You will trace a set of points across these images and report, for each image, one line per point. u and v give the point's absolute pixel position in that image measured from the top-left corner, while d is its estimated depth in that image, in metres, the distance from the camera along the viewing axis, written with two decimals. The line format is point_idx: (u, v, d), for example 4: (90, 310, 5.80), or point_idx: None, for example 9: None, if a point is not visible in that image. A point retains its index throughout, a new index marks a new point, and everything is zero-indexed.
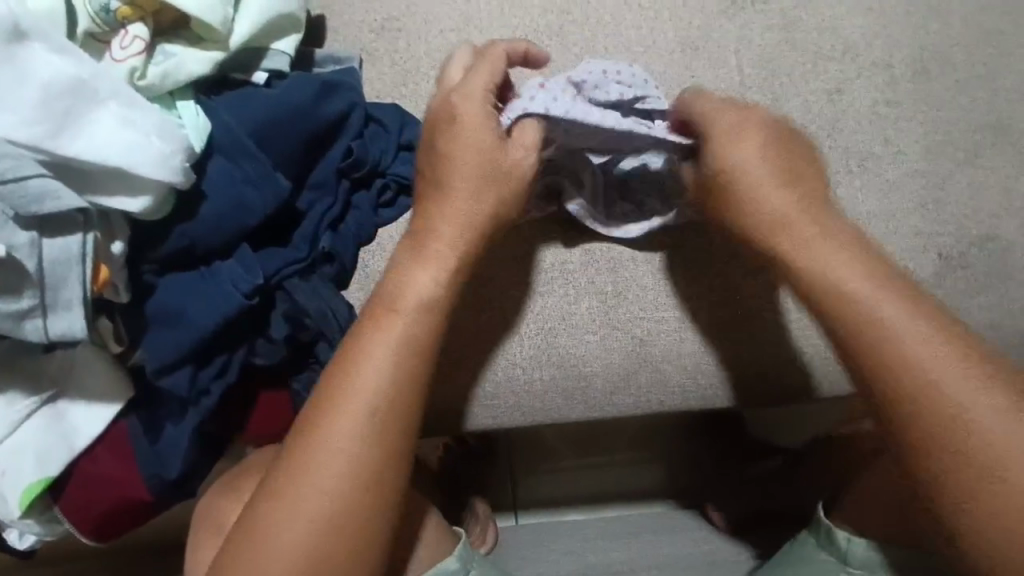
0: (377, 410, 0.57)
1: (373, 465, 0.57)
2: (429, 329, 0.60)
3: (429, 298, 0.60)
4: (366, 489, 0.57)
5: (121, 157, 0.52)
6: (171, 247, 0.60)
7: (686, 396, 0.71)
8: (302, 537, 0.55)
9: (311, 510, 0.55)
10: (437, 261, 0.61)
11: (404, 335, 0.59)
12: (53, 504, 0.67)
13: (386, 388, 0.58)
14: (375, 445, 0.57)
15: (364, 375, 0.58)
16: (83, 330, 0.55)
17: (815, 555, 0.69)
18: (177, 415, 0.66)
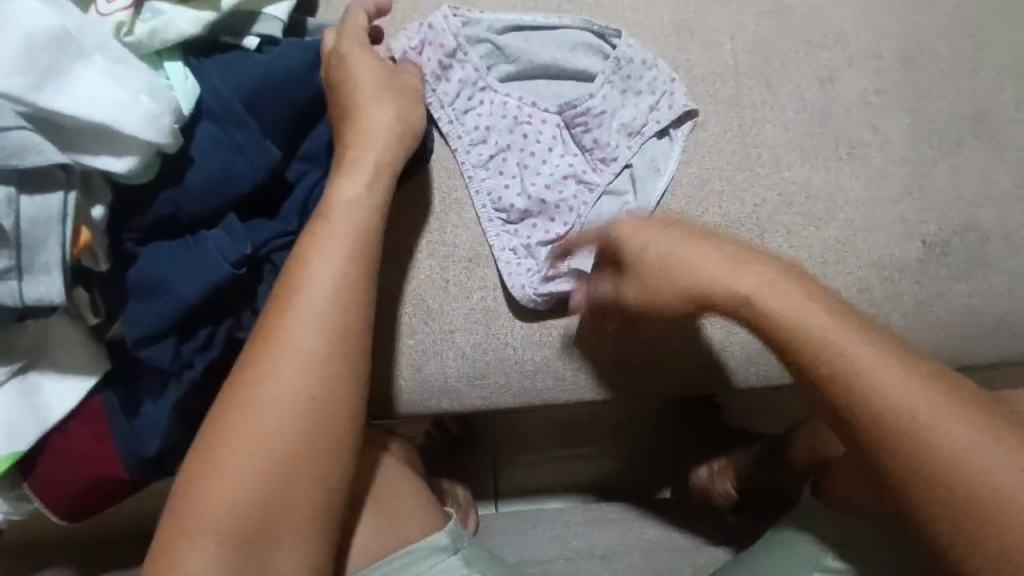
0: (319, 327, 0.56)
1: (307, 408, 0.54)
2: (358, 250, 0.58)
3: (364, 213, 0.59)
4: (314, 424, 0.54)
5: (108, 114, 0.50)
6: (157, 213, 0.59)
7: (671, 375, 0.71)
8: (240, 497, 0.52)
9: (249, 453, 0.53)
10: (363, 171, 0.60)
11: (341, 259, 0.57)
12: (23, 482, 0.65)
13: (324, 318, 0.56)
14: (321, 364, 0.55)
15: (294, 304, 0.56)
16: (62, 295, 0.52)
17: (795, 533, 0.69)
18: (158, 390, 0.64)
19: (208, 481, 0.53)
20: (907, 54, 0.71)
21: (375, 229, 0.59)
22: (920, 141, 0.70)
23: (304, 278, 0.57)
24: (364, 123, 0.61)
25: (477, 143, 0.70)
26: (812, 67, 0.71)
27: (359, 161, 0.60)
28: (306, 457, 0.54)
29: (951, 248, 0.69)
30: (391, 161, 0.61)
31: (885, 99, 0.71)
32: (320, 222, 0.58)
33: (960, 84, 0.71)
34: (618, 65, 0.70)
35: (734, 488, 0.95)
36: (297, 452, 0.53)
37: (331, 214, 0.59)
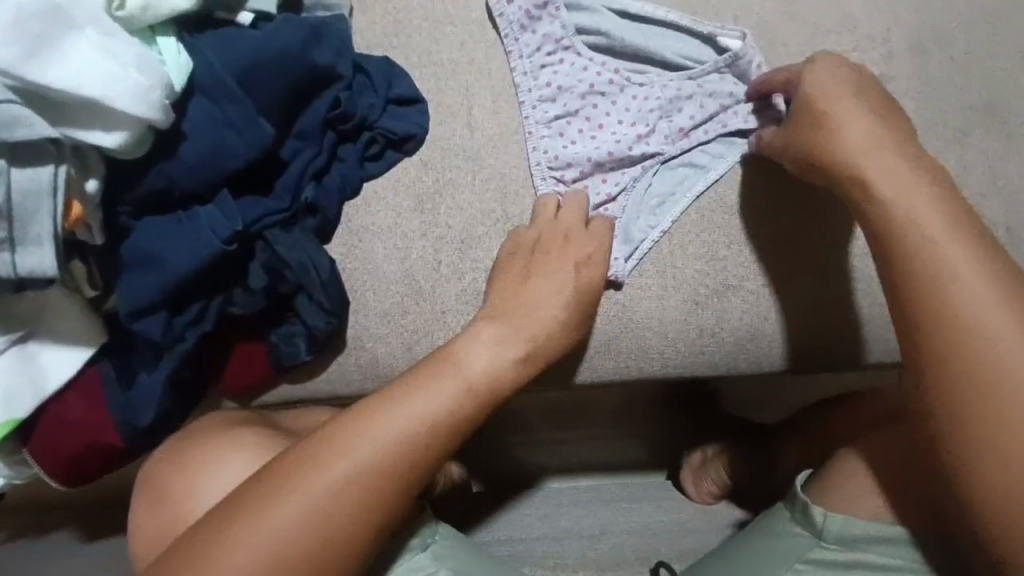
0: (415, 454, 0.55)
1: (354, 505, 0.53)
2: (460, 411, 0.57)
3: (488, 377, 0.59)
4: (354, 517, 0.53)
5: (98, 88, 0.50)
6: (149, 188, 0.59)
7: (664, 363, 0.71)
8: (248, 544, 0.52)
9: (276, 546, 0.52)
10: (509, 345, 0.61)
11: (441, 409, 0.57)
12: (22, 446, 0.67)
13: (415, 462, 0.55)
14: (394, 480, 0.55)
15: (383, 427, 0.55)
16: (54, 267, 0.53)
17: (788, 528, 0.66)
18: (152, 362, 0.65)
19: (230, 547, 0.52)
20: (916, 39, 0.69)
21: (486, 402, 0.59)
22: (926, 129, 0.68)
23: (420, 401, 0.57)
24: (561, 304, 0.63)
25: (546, 99, 0.70)
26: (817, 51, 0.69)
27: (505, 316, 0.62)
28: (324, 538, 0.53)
29: None
30: (550, 307, 0.63)
31: (892, 86, 0.69)
32: (441, 367, 0.59)
33: (971, 72, 0.69)
34: (733, 61, 0.69)
35: (727, 476, 0.95)
36: (320, 525, 0.53)
37: (452, 367, 0.59)
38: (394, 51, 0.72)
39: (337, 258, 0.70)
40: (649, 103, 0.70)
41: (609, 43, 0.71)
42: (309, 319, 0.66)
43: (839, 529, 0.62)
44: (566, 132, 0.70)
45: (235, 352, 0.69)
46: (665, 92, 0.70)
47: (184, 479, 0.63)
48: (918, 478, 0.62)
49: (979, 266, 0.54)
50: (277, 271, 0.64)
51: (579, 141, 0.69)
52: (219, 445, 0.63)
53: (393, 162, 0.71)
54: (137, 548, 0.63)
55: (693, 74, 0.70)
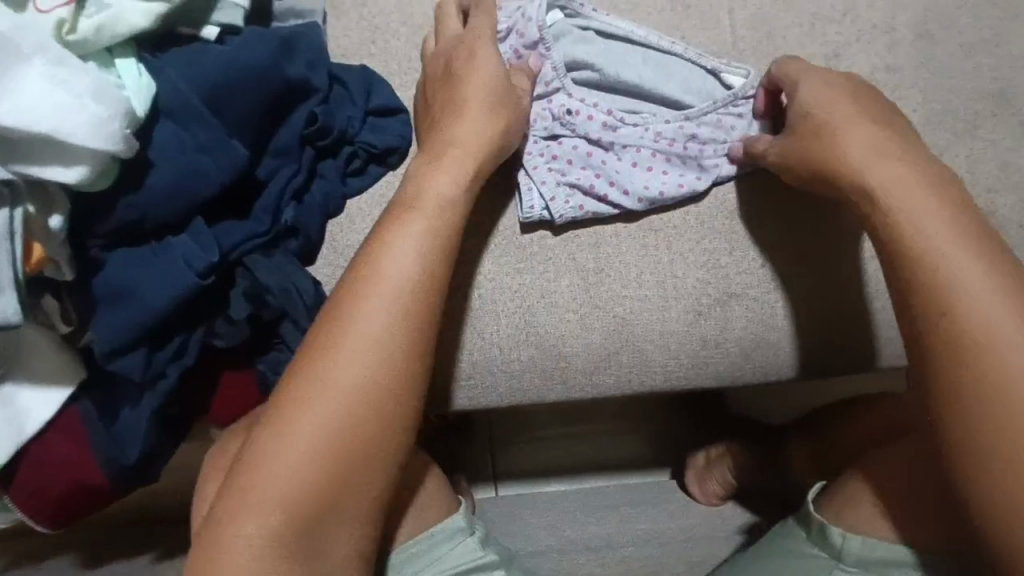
0: (397, 289, 0.54)
1: (379, 360, 0.52)
2: (432, 236, 0.56)
3: (451, 194, 0.58)
4: (385, 373, 0.52)
5: (50, 121, 0.47)
6: (118, 220, 0.56)
7: (668, 376, 0.68)
8: (300, 457, 0.50)
9: (313, 429, 0.50)
10: (455, 161, 0.59)
11: (417, 246, 0.55)
12: (5, 490, 0.64)
13: (398, 289, 0.54)
14: (392, 318, 0.53)
15: (360, 304, 0.53)
16: (17, 313, 0.49)
17: (804, 550, 0.63)
18: (134, 398, 0.62)
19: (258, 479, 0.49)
20: (922, 26, 0.65)
21: (455, 217, 0.58)
22: (935, 121, 0.64)
23: (391, 238, 0.55)
24: (479, 113, 0.60)
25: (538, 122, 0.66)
26: (818, 43, 0.66)
27: (445, 178, 0.58)
28: (371, 406, 0.51)
29: None
30: (487, 128, 0.60)
31: (897, 76, 0.65)
32: (405, 210, 0.57)
33: (980, 59, 0.65)
34: (733, 100, 0.65)
35: (733, 476, 0.92)
36: (358, 396, 0.51)
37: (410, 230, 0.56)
38: (372, 58, 0.68)
39: (323, 280, 0.67)
40: (645, 149, 0.66)
41: (602, 79, 0.66)
42: (296, 346, 0.63)
43: (857, 551, 0.60)
44: (566, 181, 0.65)
45: (220, 384, 0.66)
46: (661, 136, 0.66)
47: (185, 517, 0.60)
48: (938, 498, 0.59)
49: (988, 272, 0.52)
50: (258, 299, 0.61)
51: (578, 196, 0.65)
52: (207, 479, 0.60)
53: (376, 177, 0.67)
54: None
55: (690, 114, 0.66)
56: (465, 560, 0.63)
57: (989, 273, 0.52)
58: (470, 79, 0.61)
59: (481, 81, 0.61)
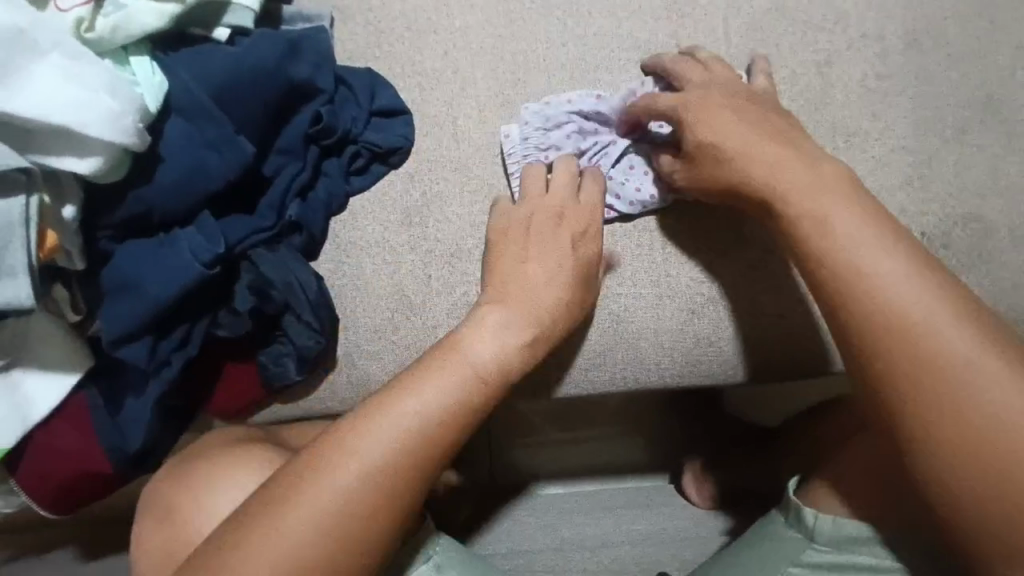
0: (421, 452, 0.55)
1: (380, 508, 0.54)
2: (463, 406, 0.57)
3: (489, 362, 0.59)
4: (372, 524, 0.53)
5: (67, 115, 0.49)
6: (128, 212, 0.58)
7: (661, 373, 0.70)
8: (271, 561, 0.51)
9: (291, 540, 0.52)
10: (512, 326, 0.61)
11: (445, 406, 0.57)
12: (12, 475, 0.66)
13: (420, 453, 0.55)
14: (402, 475, 0.54)
15: (426, 388, 0.57)
16: (30, 298, 0.51)
17: (783, 532, 0.64)
18: (138, 387, 0.64)
19: (284, 526, 0.52)
20: (911, 35, 0.67)
21: (494, 390, 0.60)
22: (923, 128, 0.66)
23: (426, 392, 0.57)
24: (540, 271, 0.63)
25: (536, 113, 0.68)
26: (810, 50, 0.67)
27: (507, 302, 0.62)
28: (356, 539, 0.53)
29: (953, 240, 0.65)
30: (550, 283, 0.63)
31: (887, 84, 0.66)
32: (441, 365, 0.59)
33: (969, 67, 0.66)
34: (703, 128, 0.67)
35: (726, 478, 0.92)
36: (352, 531, 0.53)
37: (459, 357, 0.59)
38: (376, 62, 0.70)
39: (325, 274, 0.68)
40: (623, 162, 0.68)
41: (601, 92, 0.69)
42: (297, 338, 0.65)
43: (833, 532, 0.61)
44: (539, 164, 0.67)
45: (224, 375, 0.67)
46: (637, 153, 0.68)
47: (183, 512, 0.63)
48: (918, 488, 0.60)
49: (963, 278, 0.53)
50: (262, 292, 0.63)
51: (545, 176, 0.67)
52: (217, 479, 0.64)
53: (379, 175, 0.69)
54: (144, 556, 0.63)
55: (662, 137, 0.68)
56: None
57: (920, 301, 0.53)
58: (534, 238, 0.64)
59: (547, 236, 0.64)
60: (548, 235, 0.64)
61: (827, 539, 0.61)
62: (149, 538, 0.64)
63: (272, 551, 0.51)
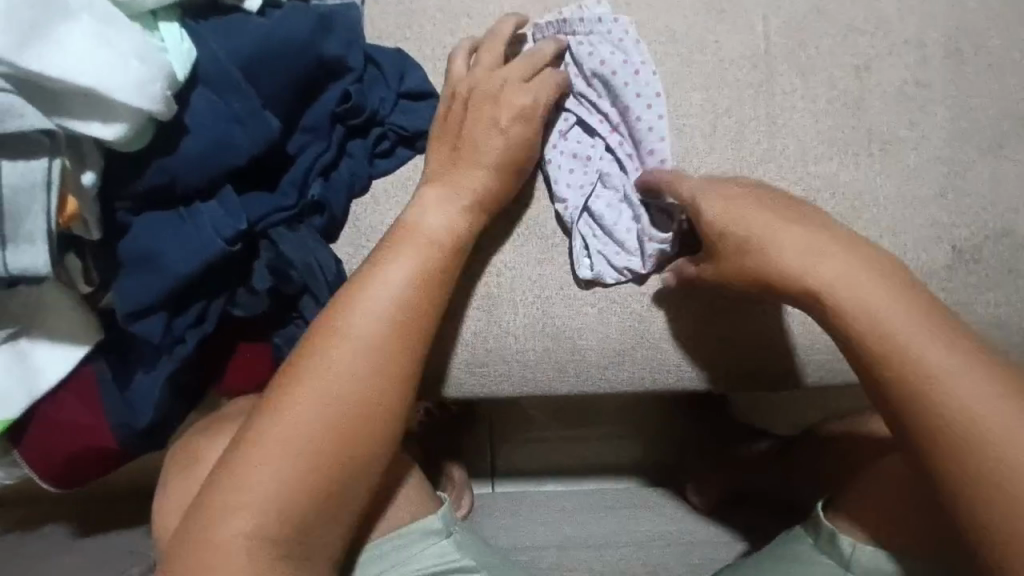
0: (384, 313, 0.55)
1: (366, 381, 0.53)
2: (426, 270, 0.58)
3: (444, 231, 0.60)
4: (365, 394, 0.53)
5: (95, 79, 0.47)
6: (149, 183, 0.56)
7: (681, 376, 0.68)
8: (283, 470, 0.50)
9: (296, 439, 0.51)
10: (459, 185, 0.61)
11: (406, 270, 0.57)
12: (16, 446, 0.65)
13: (388, 316, 0.55)
14: (375, 342, 0.54)
15: (389, 261, 0.57)
16: (47, 266, 0.50)
17: (812, 556, 0.63)
18: (150, 363, 0.62)
19: (278, 428, 0.51)
20: (953, 44, 0.66)
21: (453, 254, 0.60)
22: (959, 138, 0.65)
23: (384, 262, 0.57)
24: (490, 135, 0.62)
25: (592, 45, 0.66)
26: (849, 54, 0.66)
27: (462, 161, 0.62)
28: (361, 415, 0.53)
29: (983, 254, 0.64)
30: (496, 157, 0.62)
31: (926, 92, 0.65)
32: (396, 239, 0.59)
33: (1009, 79, 0.65)
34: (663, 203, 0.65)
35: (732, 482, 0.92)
36: (346, 404, 0.52)
37: (411, 229, 0.59)
38: (407, 43, 0.69)
39: (344, 258, 0.67)
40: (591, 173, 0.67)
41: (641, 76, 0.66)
42: (314, 321, 0.63)
43: (868, 559, 0.60)
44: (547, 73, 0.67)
45: (237, 355, 0.66)
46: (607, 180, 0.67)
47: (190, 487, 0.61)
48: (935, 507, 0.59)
49: None
50: (281, 273, 0.61)
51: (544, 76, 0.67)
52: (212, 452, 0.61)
53: (403, 160, 0.68)
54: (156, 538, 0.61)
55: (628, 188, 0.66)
56: (439, 561, 0.62)
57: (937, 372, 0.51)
58: (482, 134, 0.62)
59: (493, 132, 0.62)
60: (494, 152, 0.62)
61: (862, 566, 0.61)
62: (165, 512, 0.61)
63: (273, 459, 0.50)
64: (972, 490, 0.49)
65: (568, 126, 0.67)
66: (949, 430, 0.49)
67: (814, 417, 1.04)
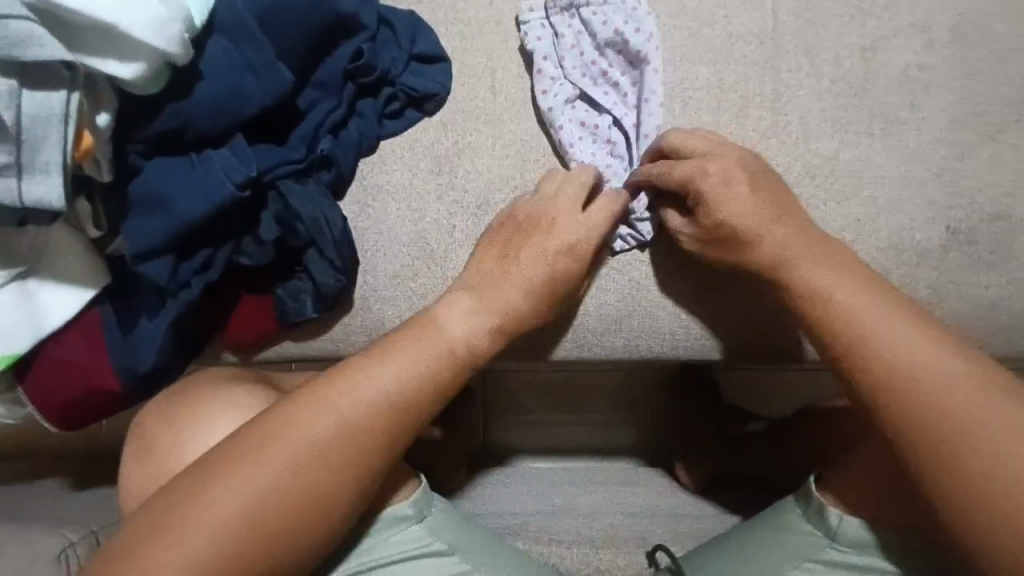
0: (385, 422, 0.54)
1: (342, 481, 0.53)
2: (432, 378, 0.57)
3: (463, 338, 0.59)
4: (332, 494, 0.52)
5: (115, 15, 0.48)
6: (163, 126, 0.57)
7: (675, 345, 0.69)
8: (226, 528, 0.50)
9: (253, 502, 0.51)
10: (483, 292, 0.61)
11: (415, 374, 0.56)
12: (18, 384, 0.66)
13: (387, 424, 0.54)
14: (365, 448, 0.53)
15: (401, 358, 0.56)
16: (60, 199, 0.51)
17: (796, 525, 0.61)
18: (155, 308, 0.63)
19: (233, 483, 0.51)
20: (958, 28, 0.67)
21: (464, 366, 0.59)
22: (960, 122, 0.66)
23: (399, 362, 0.56)
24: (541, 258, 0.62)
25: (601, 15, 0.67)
26: (855, 35, 0.67)
27: (506, 263, 0.62)
28: (321, 508, 0.52)
29: (977, 236, 0.66)
30: (544, 258, 0.62)
31: (930, 75, 0.67)
32: (414, 337, 0.58)
33: (1012, 66, 0.66)
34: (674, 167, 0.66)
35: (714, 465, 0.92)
36: (312, 494, 0.52)
37: (432, 330, 0.59)
38: (420, 7, 0.70)
39: (350, 215, 0.68)
40: (596, 140, 0.68)
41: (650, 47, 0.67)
42: (317, 275, 0.64)
43: (852, 531, 0.59)
44: (558, 42, 0.68)
45: (240, 305, 0.67)
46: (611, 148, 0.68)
47: (172, 444, 0.60)
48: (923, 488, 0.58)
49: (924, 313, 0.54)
50: (288, 224, 0.62)
51: (553, 44, 0.68)
52: (197, 402, 0.61)
53: (412, 121, 0.69)
54: (134, 489, 0.61)
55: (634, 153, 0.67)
56: (412, 546, 0.62)
57: (928, 359, 0.51)
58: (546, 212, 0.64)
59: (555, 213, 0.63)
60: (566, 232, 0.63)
61: (844, 537, 0.59)
62: (145, 461, 0.60)
63: (216, 508, 0.50)
64: (962, 472, 0.48)
65: (576, 96, 0.68)
66: (919, 436, 0.50)
67: (801, 404, 1.05)
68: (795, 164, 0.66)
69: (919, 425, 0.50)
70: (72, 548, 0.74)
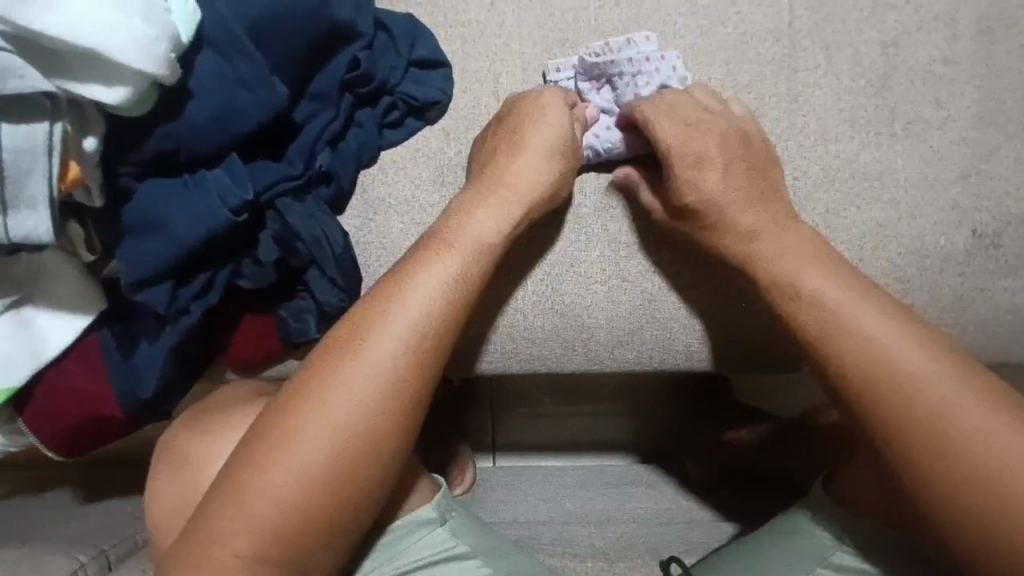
0: (411, 333, 0.52)
1: (384, 404, 0.50)
2: (462, 280, 0.55)
3: (486, 240, 0.57)
4: (378, 419, 0.50)
5: (95, 39, 0.46)
6: (154, 147, 0.55)
7: (690, 356, 0.67)
8: (284, 488, 0.47)
9: (302, 452, 0.48)
10: (498, 206, 0.59)
11: (440, 283, 0.54)
12: (19, 414, 0.65)
13: (421, 331, 0.52)
14: (404, 361, 0.51)
15: (428, 272, 0.54)
16: (50, 233, 0.49)
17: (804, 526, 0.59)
18: (154, 333, 0.61)
19: (270, 466, 0.48)
20: (985, 21, 0.64)
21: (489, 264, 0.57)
22: (985, 119, 0.63)
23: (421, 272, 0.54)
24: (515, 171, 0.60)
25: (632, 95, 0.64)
26: (877, 30, 0.64)
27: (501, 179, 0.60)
28: (371, 437, 0.49)
29: (1004, 239, 0.63)
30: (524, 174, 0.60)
31: (954, 71, 0.63)
32: (434, 248, 0.56)
33: None
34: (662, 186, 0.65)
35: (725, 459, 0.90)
36: (358, 425, 0.49)
37: (454, 239, 0.57)
38: (418, 9, 0.67)
39: (351, 230, 0.66)
40: None
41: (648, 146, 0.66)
42: (320, 294, 0.62)
43: (860, 534, 0.57)
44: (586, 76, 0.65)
45: (241, 327, 0.65)
46: None
47: (179, 478, 0.57)
48: None
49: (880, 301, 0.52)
50: (288, 244, 0.60)
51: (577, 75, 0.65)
52: (206, 425, 0.59)
53: (413, 131, 0.66)
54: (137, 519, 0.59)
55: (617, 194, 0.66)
56: (436, 550, 0.59)
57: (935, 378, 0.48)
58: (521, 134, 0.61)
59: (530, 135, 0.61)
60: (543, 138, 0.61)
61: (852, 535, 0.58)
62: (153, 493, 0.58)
63: (262, 493, 0.47)
64: (970, 491, 0.46)
65: None
66: (919, 434, 0.47)
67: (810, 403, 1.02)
68: (813, 168, 0.64)
69: (908, 425, 0.48)
70: (82, 569, 0.74)
